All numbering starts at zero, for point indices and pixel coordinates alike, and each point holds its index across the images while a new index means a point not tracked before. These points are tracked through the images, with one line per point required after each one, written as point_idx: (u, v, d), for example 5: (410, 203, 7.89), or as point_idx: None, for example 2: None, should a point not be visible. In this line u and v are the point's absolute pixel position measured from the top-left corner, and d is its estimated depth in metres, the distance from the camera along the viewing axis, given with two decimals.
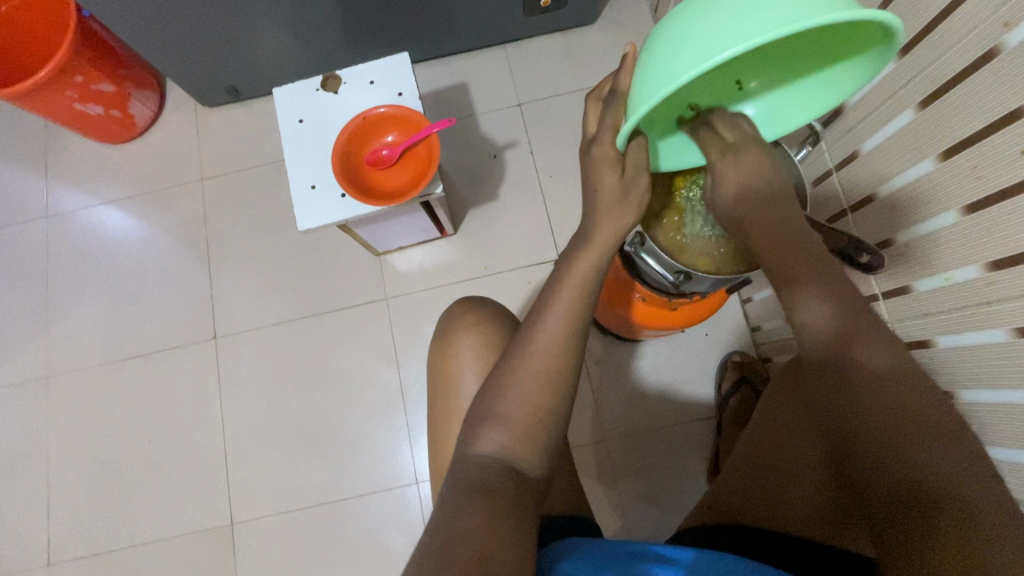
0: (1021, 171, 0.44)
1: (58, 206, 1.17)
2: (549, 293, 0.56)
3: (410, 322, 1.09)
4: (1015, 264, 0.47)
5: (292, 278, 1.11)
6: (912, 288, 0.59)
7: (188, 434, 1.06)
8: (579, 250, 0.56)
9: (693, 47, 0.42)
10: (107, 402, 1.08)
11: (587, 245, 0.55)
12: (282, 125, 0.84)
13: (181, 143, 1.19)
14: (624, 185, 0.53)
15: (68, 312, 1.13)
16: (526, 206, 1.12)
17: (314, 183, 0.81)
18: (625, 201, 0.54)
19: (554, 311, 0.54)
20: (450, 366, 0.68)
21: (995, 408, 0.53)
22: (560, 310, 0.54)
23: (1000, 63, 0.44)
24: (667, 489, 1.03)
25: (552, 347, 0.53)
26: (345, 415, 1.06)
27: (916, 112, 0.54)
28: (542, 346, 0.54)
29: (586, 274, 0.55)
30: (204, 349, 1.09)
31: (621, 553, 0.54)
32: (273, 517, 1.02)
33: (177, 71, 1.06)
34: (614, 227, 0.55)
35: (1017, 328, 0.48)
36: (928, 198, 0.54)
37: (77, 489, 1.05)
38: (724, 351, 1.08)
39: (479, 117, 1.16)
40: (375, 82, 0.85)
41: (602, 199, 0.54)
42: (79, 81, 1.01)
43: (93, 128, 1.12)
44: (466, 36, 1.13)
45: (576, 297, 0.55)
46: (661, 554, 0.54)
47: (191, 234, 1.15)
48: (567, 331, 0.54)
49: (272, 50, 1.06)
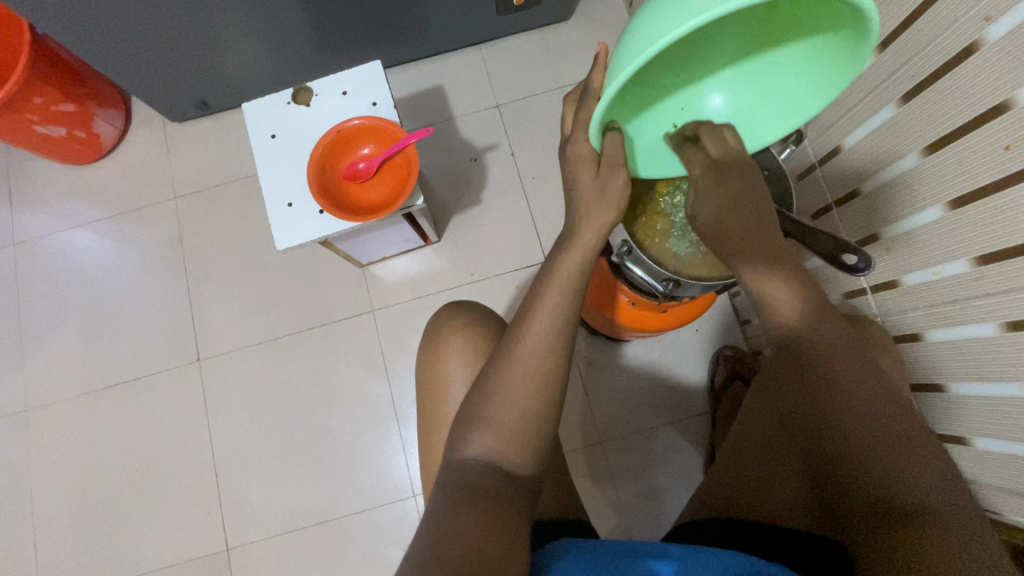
0: (1007, 166, 0.44)
1: (25, 232, 1.13)
2: (536, 293, 0.55)
3: (398, 333, 1.07)
4: (1000, 259, 0.47)
5: (274, 295, 1.09)
6: (899, 283, 0.59)
7: (176, 460, 1.04)
8: (565, 248, 0.55)
9: (662, 21, 0.41)
10: (90, 432, 1.05)
11: (572, 243, 0.55)
12: (253, 140, 0.81)
13: (150, 160, 1.15)
14: (601, 180, 0.52)
15: (42, 342, 1.09)
16: (510, 209, 1.11)
17: (291, 200, 0.79)
18: (604, 200, 0.53)
19: (541, 313, 0.54)
20: (440, 381, 0.67)
21: (991, 401, 0.53)
22: (549, 311, 0.54)
23: (982, 57, 0.44)
24: (664, 487, 1.03)
25: (540, 349, 0.53)
26: (336, 431, 1.04)
27: (898, 106, 0.54)
28: (530, 348, 0.53)
29: (571, 274, 0.55)
30: (188, 372, 1.07)
31: (617, 554, 0.54)
32: (269, 538, 1.00)
33: (142, 87, 1.02)
34: (596, 226, 0.54)
35: (1007, 322, 0.48)
36: (914, 192, 0.53)
37: (65, 523, 1.02)
38: (715, 346, 1.08)
39: (457, 120, 1.14)
40: (348, 93, 0.82)
41: (582, 198, 0.54)
42: (38, 103, 0.97)
43: (57, 150, 1.08)
44: (440, 38, 1.11)
45: (561, 298, 0.54)
46: (654, 550, 0.54)
47: (167, 254, 1.11)
48: (555, 332, 0.53)
49: (241, 61, 1.02)
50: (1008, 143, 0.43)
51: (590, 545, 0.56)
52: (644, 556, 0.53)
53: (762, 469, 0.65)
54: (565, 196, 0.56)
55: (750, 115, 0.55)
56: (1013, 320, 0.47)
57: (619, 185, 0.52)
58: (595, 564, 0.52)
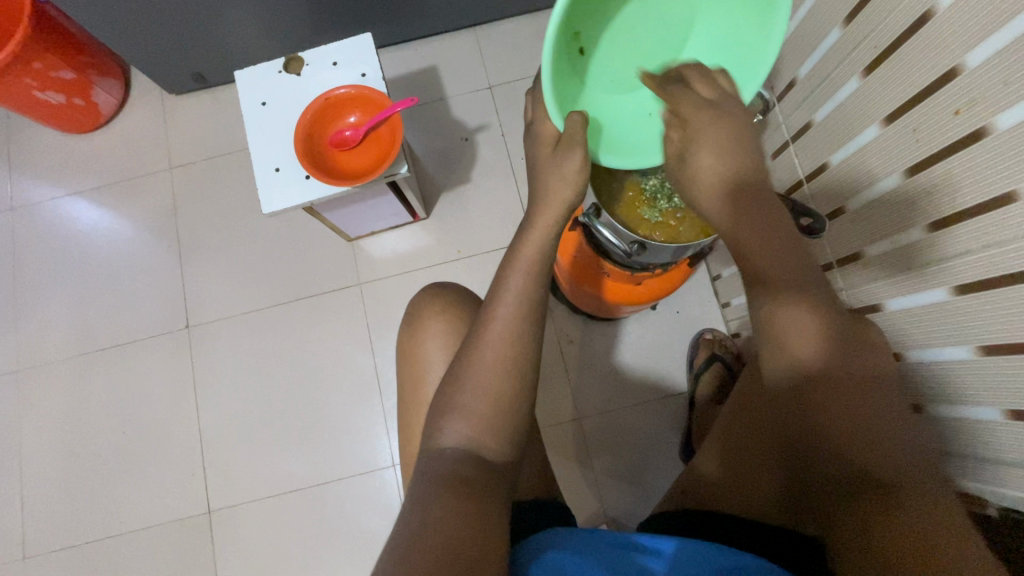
0: (958, 129, 0.45)
1: (23, 198, 1.15)
2: (501, 279, 0.55)
3: (384, 308, 1.09)
4: (954, 223, 0.48)
5: (264, 266, 1.11)
6: (861, 255, 0.60)
7: (162, 424, 1.06)
8: (527, 231, 0.56)
9: None
10: (79, 394, 1.07)
11: (532, 227, 0.56)
12: (244, 107, 0.83)
13: (148, 131, 1.17)
14: (562, 159, 0.53)
15: (35, 306, 1.11)
16: (498, 189, 1.12)
17: (278, 165, 0.81)
18: (560, 173, 0.54)
19: (507, 298, 0.54)
20: (418, 346, 0.67)
21: (943, 365, 0.55)
22: (514, 296, 0.54)
23: (935, 25, 0.45)
24: (643, 467, 1.04)
25: (509, 333, 0.53)
26: (319, 401, 1.06)
27: (862, 78, 0.55)
28: (500, 331, 0.53)
29: (537, 260, 0.55)
30: (177, 339, 1.09)
31: (602, 543, 0.53)
32: (251, 503, 1.02)
33: (139, 57, 1.04)
34: (558, 208, 0.56)
35: (957, 286, 0.50)
36: (876, 161, 0.55)
37: (52, 482, 1.04)
38: (696, 329, 1.08)
39: (449, 101, 1.16)
40: (339, 64, 0.84)
41: (543, 176, 0.56)
42: (37, 68, 0.99)
43: (56, 117, 1.10)
44: (435, 19, 1.12)
45: (527, 281, 0.54)
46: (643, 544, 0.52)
47: (160, 223, 1.13)
48: (524, 316, 0.53)
49: (238, 34, 1.04)
50: (957, 108, 0.45)
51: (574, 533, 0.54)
52: (629, 549, 0.52)
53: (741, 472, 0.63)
54: (530, 178, 0.57)
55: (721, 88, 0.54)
56: (967, 283, 0.49)
57: (569, 163, 0.53)
58: (570, 542, 0.52)
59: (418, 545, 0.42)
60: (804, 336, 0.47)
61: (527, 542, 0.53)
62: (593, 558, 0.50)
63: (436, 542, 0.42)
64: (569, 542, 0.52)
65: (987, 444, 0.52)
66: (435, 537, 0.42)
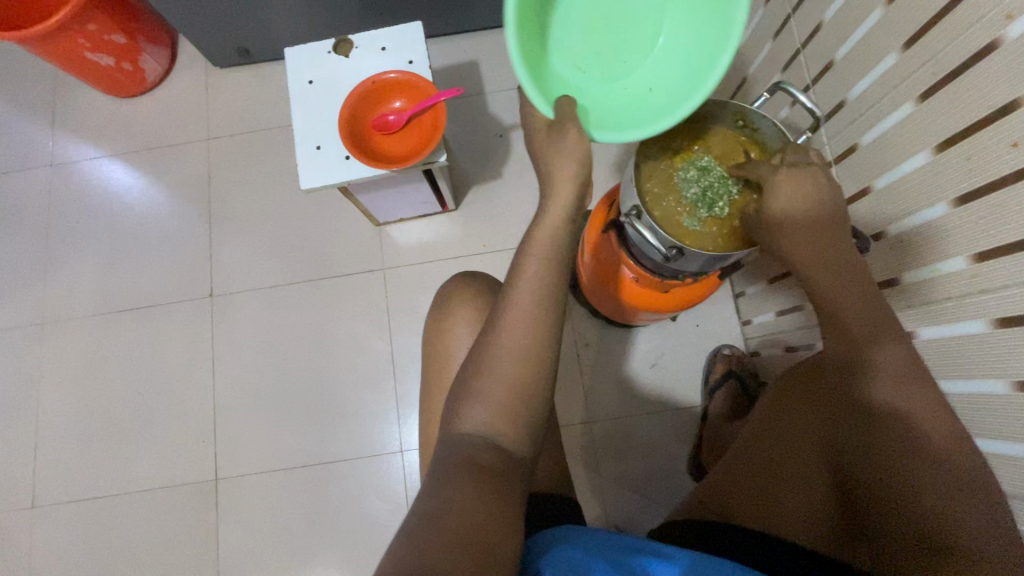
0: (1013, 162, 0.45)
1: (63, 155, 1.18)
2: (519, 265, 0.55)
3: (405, 294, 1.09)
4: (1000, 255, 0.48)
5: (290, 242, 1.12)
6: (898, 281, 0.60)
7: (178, 388, 1.07)
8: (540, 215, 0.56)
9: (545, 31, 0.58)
10: (100, 351, 1.09)
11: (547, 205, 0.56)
12: (291, 84, 0.84)
13: (190, 101, 1.19)
14: (555, 137, 0.54)
15: (66, 261, 1.13)
16: (528, 187, 1.13)
17: (319, 143, 0.82)
18: (564, 151, 0.54)
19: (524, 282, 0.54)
20: (444, 333, 0.68)
21: (975, 398, 0.54)
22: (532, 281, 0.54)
23: (1000, 55, 0.45)
24: (648, 477, 1.04)
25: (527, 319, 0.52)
26: (333, 380, 1.07)
27: (915, 104, 0.55)
28: (517, 316, 0.53)
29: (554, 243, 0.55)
30: (200, 306, 1.10)
31: (615, 546, 0.52)
32: (258, 475, 1.03)
33: (189, 27, 1.06)
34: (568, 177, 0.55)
35: (998, 319, 0.49)
36: (924, 187, 0.55)
37: (66, 436, 1.06)
38: (714, 344, 1.08)
39: (487, 96, 1.16)
40: (386, 49, 0.85)
41: (550, 162, 0.55)
42: (92, 30, 1.01)
43: (104, 79, 1.12)
44: (481, 14, 1.14)
45: (545, 268, 0.54)
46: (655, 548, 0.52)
47: (194, 192, 1.15)
48: (540, 302, 0.53)
49: (287, 13, 1.06)
50: (1015, 140, 0.44)
51: (587, 533, 0.54)
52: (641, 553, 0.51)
53: (766, 473, 0.64)
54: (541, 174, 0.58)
55: (703, 46, 0.54)
56: (1009, 316, 0.48)
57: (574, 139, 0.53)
58: (582, 539, 0.53)
59: (439, 527, 0.42)
60: (856, 317, 0.54)
61: (544, 538, 0.54)
62: (593, 552, 0.50)
63: (456, 526, 0.42)
64: (581, 541, 0.52)
65: (1013, 481, 0.52)
66: (456, 521, 0.42)
